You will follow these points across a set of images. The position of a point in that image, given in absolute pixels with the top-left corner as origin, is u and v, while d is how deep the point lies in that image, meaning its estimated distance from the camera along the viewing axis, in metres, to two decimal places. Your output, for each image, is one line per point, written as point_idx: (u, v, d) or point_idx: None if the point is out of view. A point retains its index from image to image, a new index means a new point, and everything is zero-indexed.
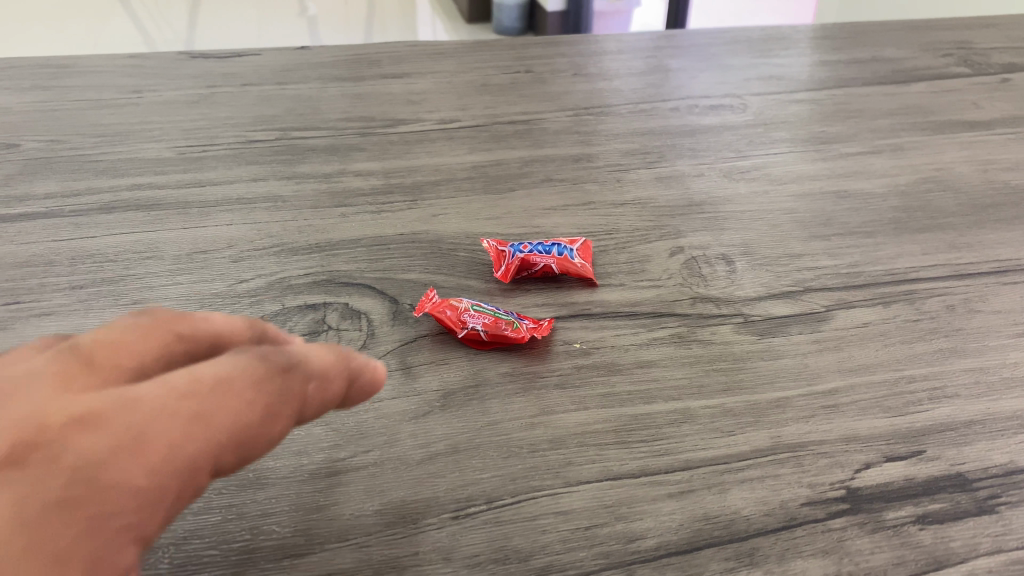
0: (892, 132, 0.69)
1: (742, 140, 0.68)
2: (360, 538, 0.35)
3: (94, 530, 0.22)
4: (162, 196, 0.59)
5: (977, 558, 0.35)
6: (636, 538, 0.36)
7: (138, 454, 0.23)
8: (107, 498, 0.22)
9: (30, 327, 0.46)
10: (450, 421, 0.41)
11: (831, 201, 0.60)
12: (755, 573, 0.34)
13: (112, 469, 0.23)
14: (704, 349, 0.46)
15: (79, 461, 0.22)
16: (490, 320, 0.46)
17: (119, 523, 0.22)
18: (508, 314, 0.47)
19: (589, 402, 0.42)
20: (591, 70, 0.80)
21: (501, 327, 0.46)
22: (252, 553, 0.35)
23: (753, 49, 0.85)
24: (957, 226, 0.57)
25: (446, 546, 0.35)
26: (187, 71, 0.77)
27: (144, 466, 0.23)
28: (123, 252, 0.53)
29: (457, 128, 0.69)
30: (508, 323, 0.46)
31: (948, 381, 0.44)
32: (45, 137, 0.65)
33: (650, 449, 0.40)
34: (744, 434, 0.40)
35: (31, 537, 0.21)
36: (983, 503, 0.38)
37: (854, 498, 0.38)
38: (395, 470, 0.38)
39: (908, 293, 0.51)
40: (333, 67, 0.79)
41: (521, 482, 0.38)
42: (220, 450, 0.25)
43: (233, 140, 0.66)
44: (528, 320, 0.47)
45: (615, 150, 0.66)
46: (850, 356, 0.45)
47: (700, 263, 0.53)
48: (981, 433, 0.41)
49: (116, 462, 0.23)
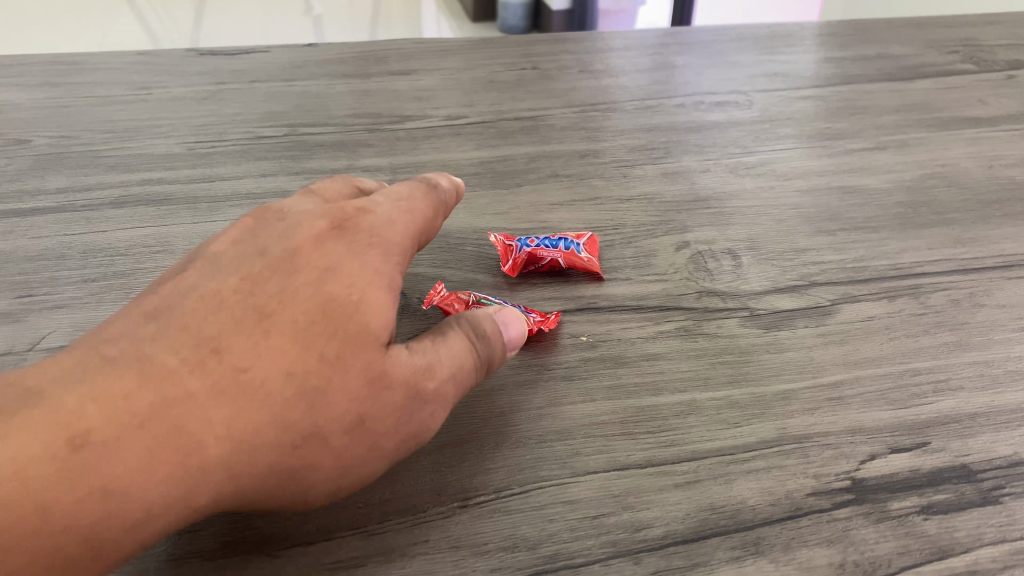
0: (898, 128, 0.70)
1: (748, 136, 0.68)
2: (370, 526, 0.36)
3: (326, 330, 0.35)
4: (171, 191, 0.59)
5: (981, 548, 0.36)
6: (643, 527, 0.36)
7: (332, 281, 0.37)
8: (326, 316, 0.36)
9: (43, 320, 0.47)
10: (459, 413, 0.41)
11: (836, 196, 0.60)
12: (761, 561, 0.35)
13: (323, 288, 0.37)
14: (710, 343, 0.46)
15: (305, 286, 0.37)
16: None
17: (343, 324, 0.35)
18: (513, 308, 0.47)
19: (597, 394, 0.43)
20: (597, 67, 0.80)
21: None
22: (264, 541, 0.35)
23: (759, 46, 0.85)
24: (962, 222, 0.57)
25: (454, 534, 0.35)
26: (195, 68, 0.77)
27: (338, 291, 0.37)
28: (133, 246, 0.53)
29: (464, 124, 0.69)
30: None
31: (953, 374, 0.44)
32: (56, 133, 0.66)
33: (656, 440, 0.40)
34: (750, 426, 0.41)
35: (289, 344, 0.35)
36: (987, 494, 0.38)
37: (859, 489, 0.38)
38: (405, 460, 0.39)
39: (913, 287, 0.51)
40: (341, 64, 0.80)
41: (529, 472, 0.38)
42: (384, 270, 0.38)
43: (241, 136, 0.67)
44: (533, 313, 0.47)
45: (621, 146, 0.66)
46: (855, 349, 0.46)
47: (706, 258, 0.53)
48: (985, 425, 0.41)
49: (321, 291, 0.37)
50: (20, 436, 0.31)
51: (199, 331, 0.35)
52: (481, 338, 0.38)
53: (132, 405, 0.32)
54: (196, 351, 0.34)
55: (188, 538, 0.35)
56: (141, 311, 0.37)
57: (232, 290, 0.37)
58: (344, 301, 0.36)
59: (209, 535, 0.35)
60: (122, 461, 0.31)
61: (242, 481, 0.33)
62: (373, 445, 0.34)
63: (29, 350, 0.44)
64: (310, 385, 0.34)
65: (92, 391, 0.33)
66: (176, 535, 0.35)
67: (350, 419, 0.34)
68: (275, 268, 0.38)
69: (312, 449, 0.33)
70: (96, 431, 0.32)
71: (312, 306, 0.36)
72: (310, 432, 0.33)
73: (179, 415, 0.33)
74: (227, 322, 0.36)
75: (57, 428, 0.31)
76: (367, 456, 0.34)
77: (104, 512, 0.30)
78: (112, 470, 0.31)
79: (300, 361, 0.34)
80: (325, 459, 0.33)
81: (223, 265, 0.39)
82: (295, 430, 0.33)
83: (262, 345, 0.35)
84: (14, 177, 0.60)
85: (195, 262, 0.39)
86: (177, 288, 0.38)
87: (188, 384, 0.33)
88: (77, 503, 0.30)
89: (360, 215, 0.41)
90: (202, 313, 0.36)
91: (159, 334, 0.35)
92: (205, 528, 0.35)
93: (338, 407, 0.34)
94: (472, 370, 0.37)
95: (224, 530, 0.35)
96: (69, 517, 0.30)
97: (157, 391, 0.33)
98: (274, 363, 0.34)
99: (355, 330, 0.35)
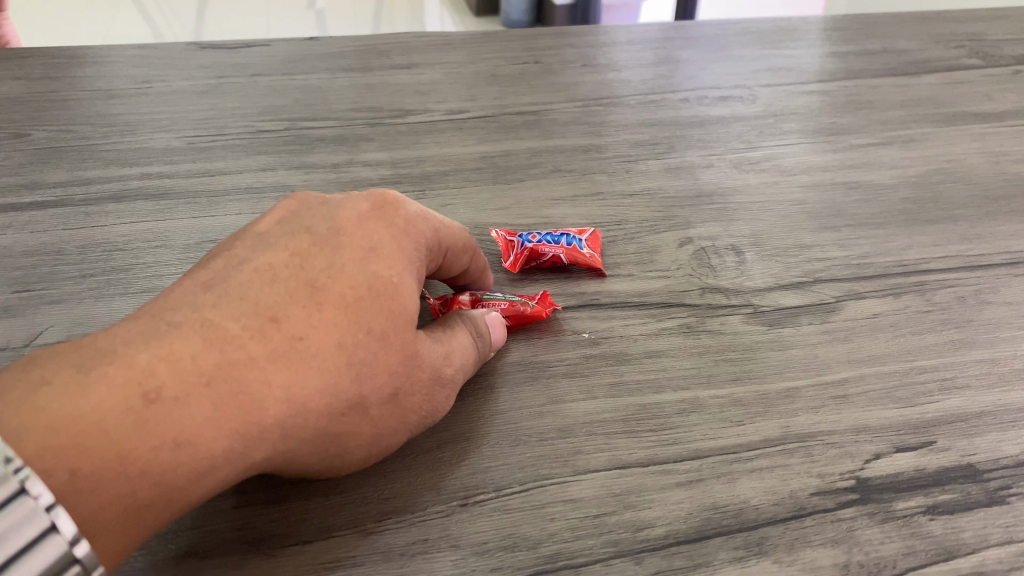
0: (903, 124, 0.69)
1: (752, 132, 0.67)
2: (369, 525, 0.35)
3: (375, 308, 0.37)
4: (171, 185, 0.59)
5: (987, 549, 0.35)
6: (645, 527, 0.35)
7: (378, 263, 0.39)
8: (373, 295, 0.37)
9: (41, 315, 0.46)
10: (458, 411, 0.41)
11: (841, 192, 0.60)
12: (764, 561, 0.34)
13: (369, 269, 0.38)
14: (713, 340, 0.46)
15: (351, 261, 0.38)
16: (503, 302, 0.46)
17: (389, 304, 0.37)
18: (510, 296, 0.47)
19: (598, 392, 0.42)
20: (600, 61, 0.80)
21: (515, 307, 0.46)
22: (262, 540, 0.35)
23: (763, 40, 0.84)
24: (968, 218, 0.57)
25: (454, 533, 0.35)
26: (196, 61, 0.77)
27: (382, 271, 0.38)
28: (132, 241, 0.53)
29: (465, 119, 0.69)
30: (518, 302, 0.47)
31: (959, 372, 0.44)
32: (55, 127, 0.65)
33: (658, 438, 0.40)
34: (753, 424, 0.40)
35: (341, 316, 0.36)
36: (994, 494, 0.38)
37: (863, 489, 0.37)
38: (403, 458, 0.38)
39: (919, 284, 0.50)
40: (342, 58, 0.79)
41: (529, 470, 0.38)
42: (418, 262, 0.41)
43: (242, 130, 0.66)
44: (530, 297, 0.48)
45: (624, 141, 0.66)
46: (859, 347, 0.45)
47: (709, 254, 0.53)
48: (991, 424, 0.41)
49: (368, 271, 0.38)
50: (96, 383, 0.31)
51: (255, 301, 0.36)
52: (479, 335, 0.42)
53: (199, 363, 0.33)
54: (254, 319, 0.35)
55: (185, 536, 0.35)
56: (193, 282, 0.37)
57: (280, 265, 0.38)
58: (388, 284, 0.38)
59: (206, 533, 0.35)
60: (190, 415, 0.32)
61: (294, 447, 0.34)
62: (403, 416, 0.37)
63: (26, 346, 0.44)
64: (360, 357, 0.36)
65: (158, 349, 0.33)
66: (172, 534, 0.35)
67: (389, 391, 0.36)
68: (322, 246, 0.39)
69: (357, 419, 0.35)
70: (166, 386, 0.32)
71: (360, 283, 0.38)
72: (359, 402, 0.35)
73: (243, 376, 0.33)
74: (282, 292, 0.37)
75: (129, 378, 0.31)
76: (397, 427, 0.37)
77: (174, 462, 0.31)
78: (182, 423, 0.31)
79: (351, 335, 0.36)
80: (366, 427, 0.36)
81: (269, 242, 0.39)
82: (347, 398, 0.35)
83: (316, 317, 0.36)
84: (13, 171, 0.60)
85: (239, 239, 0.40)
86: (223, 262, 0.38)
87: (250, 348, 0.34)
88: (150, 451, 0.30)
89: (394, 205, 0.42)
90: (254, 285, 0.37)
91: (216, 301, 0.36)
92: (202, 527, 0.35)
93: (382, 380, 0.36)
94: (470, 363, 0.41)
95: (220, 529, 0.35)
96: (144, 463, 0.30)
97: (220, 353, 0.34)
98: (329, 335, 0.36)
99: (400, 312, 0.38)
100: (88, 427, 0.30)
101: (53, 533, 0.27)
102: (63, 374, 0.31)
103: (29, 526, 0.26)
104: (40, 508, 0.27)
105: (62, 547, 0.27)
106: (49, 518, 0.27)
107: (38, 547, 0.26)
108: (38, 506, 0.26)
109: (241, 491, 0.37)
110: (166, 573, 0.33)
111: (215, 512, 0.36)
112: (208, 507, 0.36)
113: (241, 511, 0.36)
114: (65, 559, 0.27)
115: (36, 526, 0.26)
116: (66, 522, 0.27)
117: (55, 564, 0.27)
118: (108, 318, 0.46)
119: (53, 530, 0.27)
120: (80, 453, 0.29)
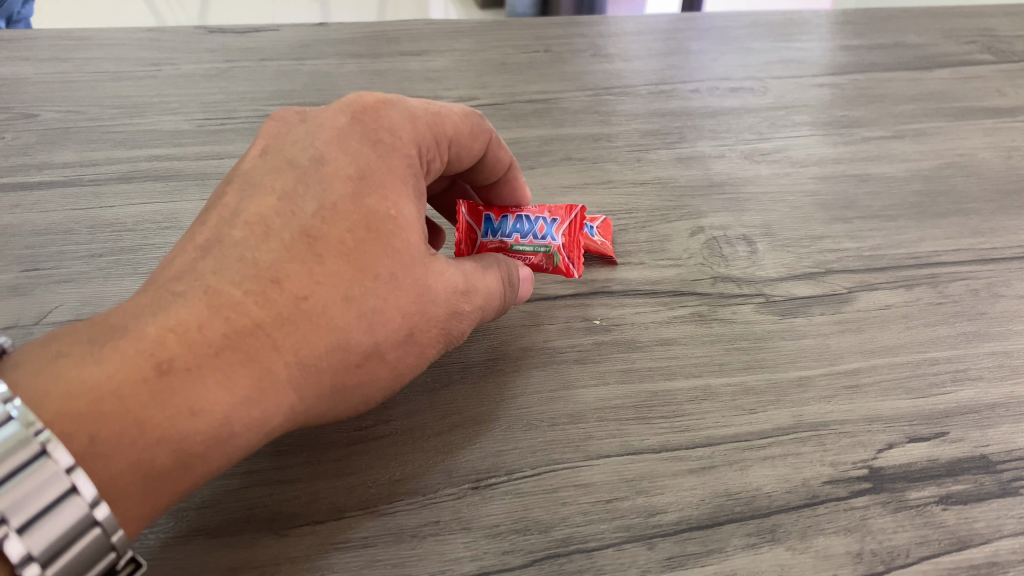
0: (915, 118, 0.69)
1: (763, 123, 0.67)
2: (381, 506, 0.35)
3: (377, 249, 0.36)
4: (180, 167, 0.59)
5: (1001, 539, 0.35)
6: (657, 512, 0.35)
7: (373, 196, 0.38)
8: (373, 235, 0.37)
9: (50, 294, 0.46)
10: (469, 395, 0.41)
11: (852, 184, 0.59)
12: (777, 548, 0.34)
13: (364, 203, 0.37)
14: (724, 328, 0.45)
15: (349, 201, 0.37)
16: (530, 256, 0.50)
17: (391, 242, 0.37)
18: (542, 239, 0.50)
19: (610, 378, 0.42)
20: (610, 51, 0.79)
21: (542, 264, 0.50)
22: (273, 520, 0.35)
23: (774, 33, 0.84)
24: (981, 212, 0.57)
25: (466, 516, 0.35)
26: (205, 45, 0.76)
27: (379, 206, 0.37)
28: (141, 221, 0.53)
29: (475, 106, 0.69)
30: (546, 256, 0.50)
31: (972, 364, 0.44)
32: (64, 108, 0.65)
33: (670, 425, 0.39)
34: (766, 412, 0.40)
35: (344, 266, 0.36)
36: (1008, 485, 0.37)
37: (876, 478, 0.37)
38: (414, 440, 0.38)
39: (931, 276, 0.50)
40: (352, 44, 0.79)
41: (541, 455, 0.38)
42: (414, 183, 0.40)
43: (251, 114, 0.66)
44: (563, 241, 0.49)
45: (634, 130, 0.66)
46: (872, 338, 0.45)
47: (721, 244, 0.53)
48: (1004, 416, 0.41)
49: (363, 207, 0.37)
50: (104, 362, 0.31)
51: (253, 259, 0.35)
52: (509, 285, 0.42)
53: (205, 331, 0.33)
54: (254, 277, 0.35)
55: (196, 516, 0.35)
56: (192, 245, 0.37)
57: (273, 214, 0.37)
58: (387, 219, 0.37)
59: (214, 513, 0.35)
60: (204, 382, 0.31)
61: (312, 399, 0.34)
62: (420, 354, 0.37)
63: (36, 325, 0.44)
64: (367, 304, 0.35)
65: (161, 319, 0.33)
66: (183, 512, 0.35)
67: (403, 332, 0.36)
68: (312, 184, 0.38)
69: (372, 366, 0.36)
70: (175, 355, 0.32)
71: (359, 224, 0.37)
72: (372, 349, 0.35)
73: (253, 338, 0.33)
74: (281, 247, 0.36)
75: (135, 351, 0.31)
76: (416, 363, 0.37)
77: (194, 429, 0.31)
78: (195, 390, 0.31)
79: (355, 283, 0.35)
80: (383, 371, 0.36)
81: (259, 187, 0.38)
82: (359, 348, 0.35)
83: (318, 269, 0.35)
84: (20, 151, 0.60)
85: (230, 185, 0.39)
86: (221, 217, 0.37)
87: (254, 312, 0.34)
88: (167, 419, 0.30)
89: (378, 117, 0.40)
90: (251, 240, 0.36)
91: (213, 263, 0.35)
92: (211, 507, 0.35)
93: (393, 323, 0.36)
94: (496, 307, 0.41)
95: (232, 508, 0.35)
96: (161, 431, 0.30)
97: (226, 317, 0.33)
98: (332, 286, 0.35)
99: (404, 250, 0.37)
100: (100, 401, 0.30)
101: (73, 495, 0.28)
102: (73, 356, 0.31)
103: (49, 488, 0.27)
104: (62, 469, 0.27)
105: (82, 509, 0.28)
106: (70, 480, 0.28)
107: (60, 509, 0.27)
108: (58, 468, 0.27)
109: (251, 470, 0.37)
110: (177, 552, 0.33)
111: (225, 491, 0.36)
112: (219, 487, 0.36)
113: (252, 491, 0.36)
114: (86, 521, 0.28)
115: (57, 487, 0.27)
116: (87, 484, 0.28)
117: (75, 524, 0.28)
118: (119, 298, 0.46)
119: (74, 491, 0.28)
120: (97, 425, 0.29)
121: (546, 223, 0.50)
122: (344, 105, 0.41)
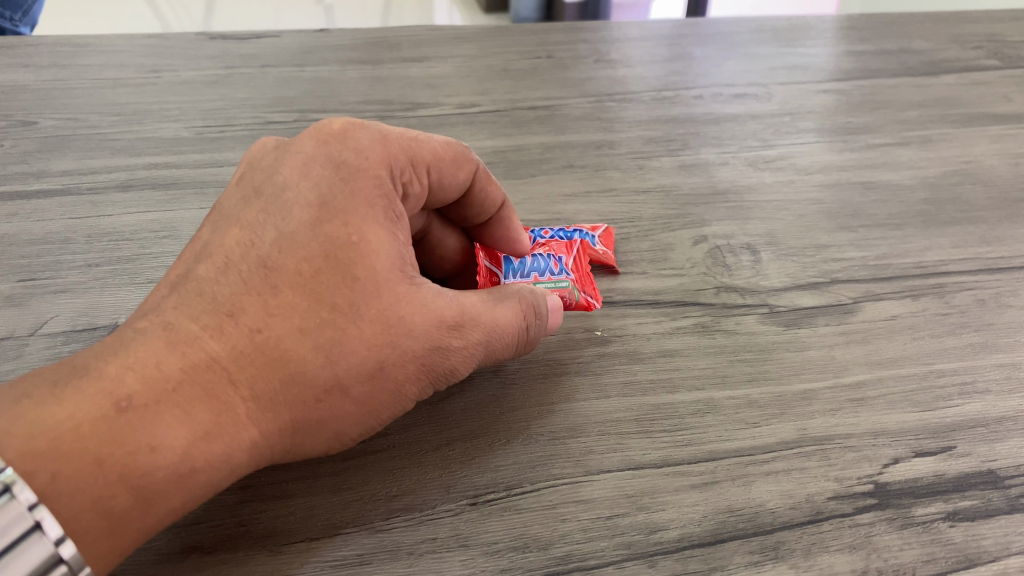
0: (921, 124, 0.68)
1: (768, 130, 0.67)
2: (377, 523, 0.35)
3: (337, 278, 0.35)
4: (179, 175, 0.58)
5: (1009, 557, 0.34)
6: (658, 529, 0.35)
7: (335, 223, 0.36)
8: (331, 264, 0.35)
9: (46, 304, 0.46)
10: (468, 407, 0.40)
11: (858, 192, 0.59)
12: (781, 566, 0.33)
13: (325, 232, 0.36)
14: (727, 340, 0.45)
15: (309, 229, 0.36)
16: None
17: (353, 270, 0.36)
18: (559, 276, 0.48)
19: (611, 391, 0.41)
20: (613, 57, 0.79)
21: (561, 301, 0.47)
22: (268, 538, 0.34)
23: (778, 38, 0.83)
24: (988, 220, 0.56)
25: (464, 532, 0.34)
26: (205, 52, 0.76)
27: (338, 233, 0.36)
28: (139, 230, 0.52)
29: (476, 113, 0.68)
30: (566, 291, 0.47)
31: (979, 376, 0.43)
32: (63, 116, 0.65)
33: (672, 439, 0.39)
34: (770, 426, 0.40)
35: (303, 298, 0.35)
36: (1015, 501, 0.37)
37: (882, 494, 0.37)
38: (411, 454, 0.38)
39: (938, 286, 0.49)
40: (353, 50, 0.79)
41: (540, 470, 0.37)
42: (383, 204, 0.38)
43: (251, 121, 0.66)
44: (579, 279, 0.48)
45: (637, 137, 0.65)
46: (877, 349, 0.44)
47: (725, 252, 0.52)
48: (1013, 430, 0.40)
49: (325, 236, 0.36)
50: (67, 397, 0.30)
51: (213, 293, 0.35)
52: (534, 316, 0.41)
53: (162, 367, 0.32)
54: (212, 313, 0.34)
55: (190, 531, 0.34)
56: (164, 282, 0.36)
57: (235, 245, 0.36)
58: (347, 247, 0.36)
59: (209, 530, 0.34)
60: (162, 420, 0.31)
61: (274, 434, 0.34)
62: (397, 388, 0.36)
63: (31, 336, 0.43)
64: (327, 337, 0.34)
65: (121, 358, 0.32)
66: (176, 529, 0.34)
67: (372, 365, 0.35)
68: (275, 212, 0.37)
69: (337, 399, 0.34)
70: (134, 392, 0.31)
71: (316, 253, 0.36)
72: (335, 382, 0.34)
73: (209, 373, 0.33)
74: (239, 280, 0.35)
75: (95, 389, 0.31)
76: (394, 396, 0.36)
77: (153, 466, 0.30)
78: (153, 427, 0.31)
79: (314, 314, 0.34)
80: (351, 405, 0.35)
81: (227, 218, 0.37)
82: (320, 382, 0.34)
83: (275, 303, 0.34)
84: (19, 158, 0.59)
85: (206, 219, 0.38)
86: (193, 251, 0.37)
87: (211, 348, 0.33)
88: (127, 457, 0.30)
89: (344, 138, 0.39)
90: (212, 274, 0.35)
91: (176, 300, 0.35)
92: (205, 522, 0.34)
93: (360, 356, 0.35)
94: (512, 341, 0.40)
95: (227, 523, 0.34)
96: (122, 469, 0.30)
97: (183, 352, 0.33)
98: (289, 319, 0.34)
99: (368, 277, 0.36)
100: (60, 440, 0.29)
101: (38, 533, 0.27)
102: (38, 392, 0.31)
103: (15, 526, 0.27)
104: (25, 507, 0.27)
105: (47, 547, 0.27)
106: (34, 517, 0.27)
107: (23, 548, 0.27)
108: (22, 507, 0.27)
109: (246, 485, 0.36)
110: (170, 568, 0.33)
111: (221, 507, 0.35)
112: (215, 502, 0.35)
113: (246, 506, 0.35)
114: (51, 559, 0.27)
115: (21, 526, 0.27)
116: (52, 523, 0.28)
117: (41, 563, 0.27)
118: (116, 308, 0.45)
119: (38, 530, 0.27)
120: (58, 462, 0.29)
121: (558, 258, 0.49)
122: (311, 130, 0.39)
